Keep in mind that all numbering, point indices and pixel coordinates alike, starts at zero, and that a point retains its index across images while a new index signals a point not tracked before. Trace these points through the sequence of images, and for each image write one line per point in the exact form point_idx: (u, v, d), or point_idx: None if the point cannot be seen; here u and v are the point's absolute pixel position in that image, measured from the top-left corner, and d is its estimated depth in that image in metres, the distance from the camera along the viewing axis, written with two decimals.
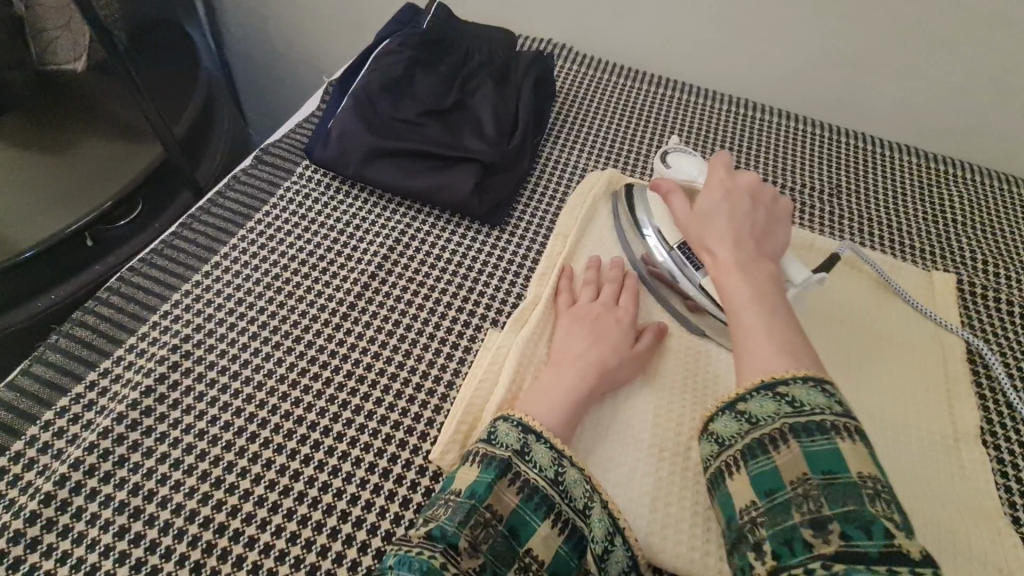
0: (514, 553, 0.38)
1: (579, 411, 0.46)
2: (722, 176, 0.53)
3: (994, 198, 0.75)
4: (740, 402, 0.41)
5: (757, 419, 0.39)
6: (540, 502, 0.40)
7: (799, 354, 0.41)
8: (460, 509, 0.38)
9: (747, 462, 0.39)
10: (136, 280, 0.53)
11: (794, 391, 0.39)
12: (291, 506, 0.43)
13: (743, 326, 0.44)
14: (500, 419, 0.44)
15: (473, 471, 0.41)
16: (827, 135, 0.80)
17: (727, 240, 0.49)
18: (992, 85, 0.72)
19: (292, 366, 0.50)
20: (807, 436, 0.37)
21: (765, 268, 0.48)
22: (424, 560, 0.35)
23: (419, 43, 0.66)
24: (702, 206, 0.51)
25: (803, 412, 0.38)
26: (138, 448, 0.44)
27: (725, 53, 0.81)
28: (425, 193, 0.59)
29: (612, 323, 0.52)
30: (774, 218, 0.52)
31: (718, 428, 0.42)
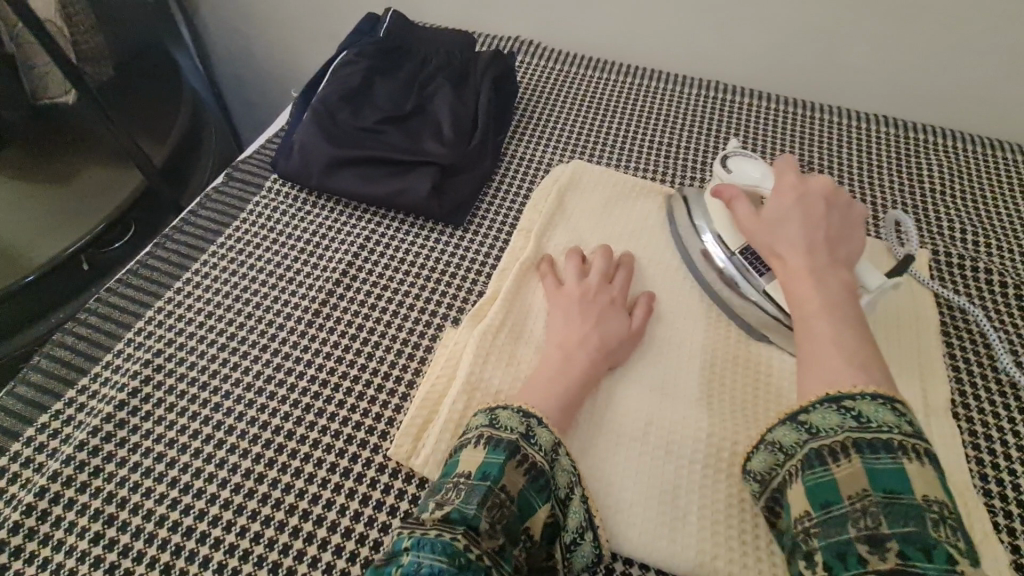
0: (519, 534, 0.39)
1: (583, 392, 0.48)
2: (793, 179, 0.51)
3: (976, 163, 0.73)
4: (802, 413, 0.40)
5: (820, 431, 0.38)
6: (544, 485, 0.41)
7: (870, 366, 0.40)
8: (475, 491, 0.39)
9: (803, 474, 0.38)
10: (112, 300, 0.56)
11: (861, 406, 0.38)
12: (256, 508, 0.44)
13: (809, 334, 0.44)
14: (501, 407, 0.44)
15: (480, 452, 0.42)
16: (798, 111, 0.78)
17: (798, 246, 0.48)
18: (965, 48, 0.70)
19: (258, 374, 0.51)
20: (871, 452, 0.36)
21: (840, 275, 0.47)
22: (446, 541, 0.36)
23: (376, 52, 0.67)
24: (772, 209, 0.51)
25: (869, 429, 0.37)
26: (112, 458, 0.46)
27: (690, 37, 0.80)
28: (387, 199, 0.60)
29: (608, 301, 0.53)
30: (850, 222, 0.50)
31: (776, 436, 0.41)
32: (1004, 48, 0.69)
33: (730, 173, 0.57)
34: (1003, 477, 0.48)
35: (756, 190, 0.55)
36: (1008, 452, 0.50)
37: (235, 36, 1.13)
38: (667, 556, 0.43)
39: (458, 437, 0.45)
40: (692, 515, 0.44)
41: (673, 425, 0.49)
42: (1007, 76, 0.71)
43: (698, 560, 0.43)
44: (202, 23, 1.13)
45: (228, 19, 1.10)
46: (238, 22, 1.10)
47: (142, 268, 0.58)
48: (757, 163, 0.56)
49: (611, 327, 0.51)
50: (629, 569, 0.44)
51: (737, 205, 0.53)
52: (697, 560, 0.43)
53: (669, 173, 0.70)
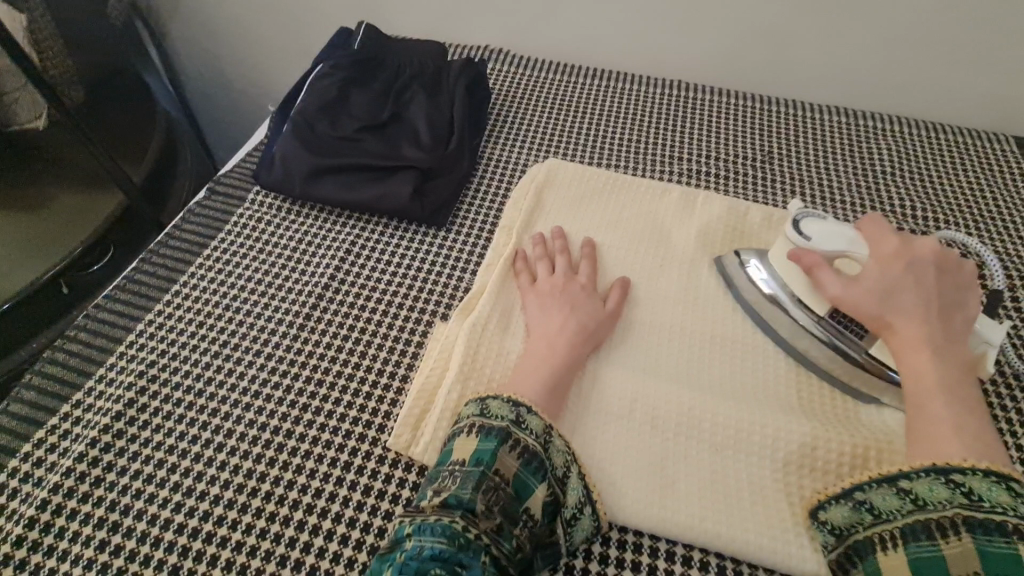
0: (518, 514, 0.41)
1: (566, 373, 0.50)
2: (898, 246, 0.51)
3: (922, 146, 0.78)
4: (903, 478, 0.42)
5: (925, 503, 0.40)
6: (539, 466, 0.43)
7: (987, 443, 0.42)
8: (470, 477, 0.42)
9: (907, 545, 0.39)
10: (103, 316, 0.57)
11: (973, 483, 0.39)
12: (260, 506, 0.45)
13: (931, 408, 0.44)
14: (492, 397, 0.47)
15: (473, 441, 0.44)
16: (756, 105, 0.83)
17: (911, 314, 0.48)
18: (903, 38, 0.76)
19: (255, 379, 0.52)
20: (983, 534, 0.37)
21: (954, 350, 0.47)
22: (446, 524, 0.39)
23: (350, 64, 0.69)
24: (876, 273, 0.50)
25: (983, 508, 0.38)
26: (112, 468, 0.47)
27: (652, 36, 0.84)
28: (371, 204, 0.62)
29: (579, 289, 0.56)
30: (957, 289, 0.51)
31: (872, 498, 0.43)
32: (938, 37, 0.75)
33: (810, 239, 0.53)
34: None
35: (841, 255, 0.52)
36: None
37: (206, 56, 1.14)
38: (661, 523, 0.45)
39: (452, 422, 0.47)
40: (682, 483, 0.47)
41: (658, 401, 0.51)
42: (943, 62, 0.77)
43: (689, 524, 0.45)
44: (171, 45, 1.14)
45: (200, 39, 1.11)
46: (208, 42, 1.11)
47: (130, 283, 0.59)
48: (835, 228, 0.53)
49: (585, 312, 0.54)
50: (627, 538, 0.46)
51: (824, 272, 0.51)
52: (689, 525, 0.45)
53: (640, 168, 0.74)
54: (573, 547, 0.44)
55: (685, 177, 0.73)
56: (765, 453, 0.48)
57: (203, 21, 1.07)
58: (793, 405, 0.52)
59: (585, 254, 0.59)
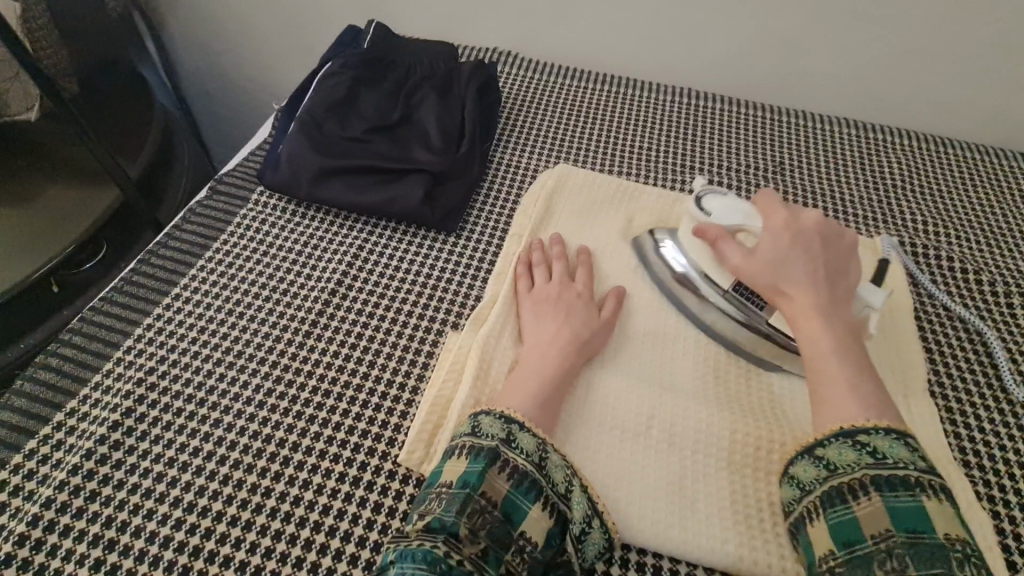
0: (510, 537, 0.40)
1: (563, 387, 0.49)
2: (786, 216, 0.51)
3: (932, 160, 0.78)
4: (818, 447, 0.42)
5: (836, 467, 0.41)
6: (530, 486, 0.41)
7: (883, 403, 0.43)
8: (455, 500, 0.40)
9: (825, 511, 0.40)
10: (99, 319, 0.55)
11: (877, 442, 0.40)
12: (265, 523, 0.43)
13: (824, 375, 0.45)
14: (484, 413, 0.45)
15: (462, 462, 0.42)
16: (766, 115, 0.82)
17: (802, 283, 0.48)
18: (916, 52, 0.76)
19: (259, 387, 0.50)
20: (889, 490, 0.38)
21: (843, 314, 0.48)
22: (427, 550, 0.38)
23: (360, 63, 0.67)
24: (767, 249, 0.50)
25: (888, 466, 0.39)
26: (109, 481, 0.44)
27: (664, 43, 0.83)
28: (379, 207, 0.60)
29: (575, 297, 0.54)
30: (844, 255, 0.51)
31: (799, 471, 0.43)
32: (951, 51, 0.75)
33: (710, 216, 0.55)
34: (979, 449, 0.52)
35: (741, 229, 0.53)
36: (983, 426, 0.54)
37: (205, 51, 1.12)
38: (680, 545, 0.44)
39: (455, 433, 0.46)
40: (700, 503, 0.46)
41: (674, 417, 0.50)
42: (955, 76, 0.77)
43: (709, 547, 0.44)
44: (169, 38, 1.11)
45: (198, 33, 1.08)
46: (208, 36, 1.08)
47: (127, 286, 0.57)
48: (736, 203, 0.55)
49: (581, 319, 0.52)
50: (644, 560, 0.45)
51: (724, 246, 0.52)
52: (709, 547, 0.44)
53: (651, 176, 0.73)
54: (587, 562, 0.42)
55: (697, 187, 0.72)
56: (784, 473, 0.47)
57: (203, 14, 1.04)
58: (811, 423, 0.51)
59: (581, 260, 0.58)
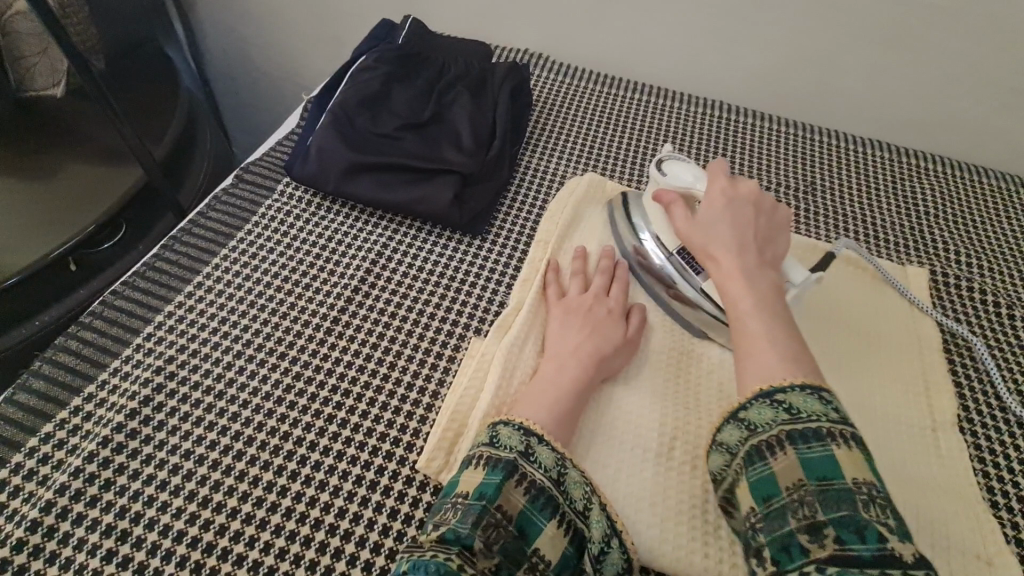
0: (524, 553, 0.39)
1: (581, 401, 0.48)
2: (723, 185, 0.52)
3: (965, 189, 0.76)
4: (740, 410, 0.41)
5: (756, 426, 0.40)
6: (546, 502, 0.41)
7: (799, 359, 0.42)
8: (471, 511, 0.39)
9: (746, 470, 0.39)
10: (120, 304, 0.54)
11: (791, 398, 0.39)
12: (280, 523, 0.43)
13: (748, 334, 0.44)
14: (503, 423, 0.44)
15: (479, 473, 0.42)
16: (799, 133, 0.81)
17: (730, 247, 0.49)
18: (958, 78, 0.74)
19: (278, 383, 0.50)
20: (803, 442, 0.37)
21: (768, 277, 0.48)
22: (441, 561, 0.36)
23: (394, 58, 0.66)
24: (704, 214, 0.51)
25: (799, 419, 0.38)
26: (124, 470, 0.44)
27: (700, 55, 0.82)
28: (406, 206, 0.59)
29: (604, 312, 0.53)
30: (774, 226, 0.51)
31: (723, 437, 0.42)
32: (993, 80, 0.73)
33: (665, 178, 0.56)
34: (1008, 489, 0.51)
35: (690, 193, 0.55)
36: (1012, 466, 0.52)
37: (233, 35, 1.11)
38: (700, 572, 0.43)
39: (474, 441, 0.45)
40: (723, 529, 0.45)
41: (697, 438, 0.49)
42: (996, 105, 0.75)
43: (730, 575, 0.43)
44: (198, 21, 1.11)
45: (227, 18, 1.08)
46: (237, 20, 1.07)
47: (149, 271, 0.56)
48: (690, 167, 0.56)
49: (606, 335, 0.51)
50: None
51: (676, 208, 0.53)
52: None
53: None
54: None
55: None
56: None
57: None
58: None
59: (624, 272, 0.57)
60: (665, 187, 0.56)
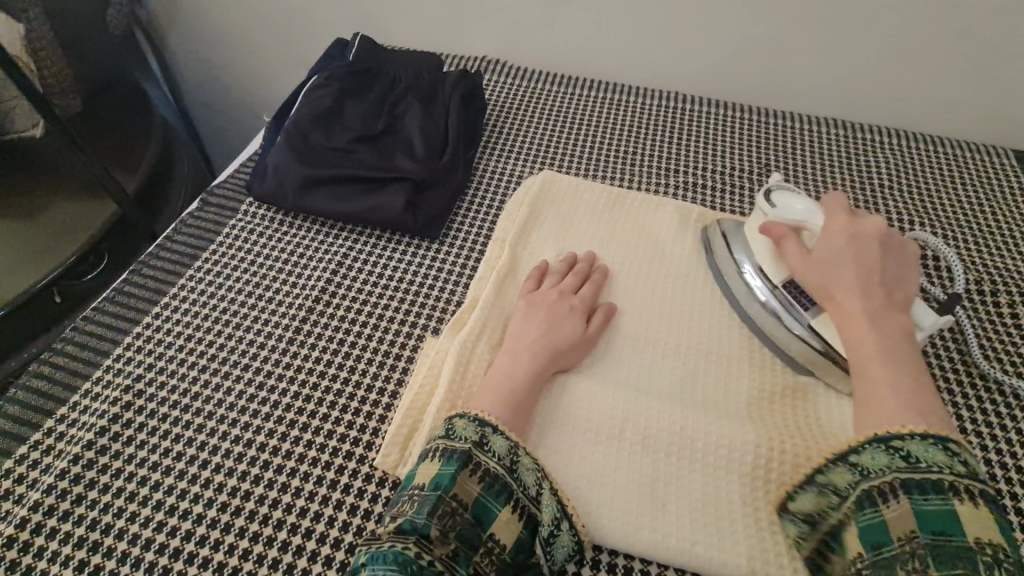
0: (479, 539, 0.41)
1: (533, 393, 0.49)
2: (847, 219, 0.53)
3: (919, 159, 0.78)
4: (851, 453, 0.43)
5: (868, 471, 0.41)
6: (501, 489, 0.42)
7: (925, 412, 0.43)
8: (427, 501, 0.41)
9: (855, 515, 0.40)
10: (91, 328, 0.56)
11: (909, 446, 0.41)
12: (244, 526, 0.44)
13: (867, 379, 0.46)
14: (458, 416, 0.46)
15: (435, 465, 0.43)
16: (753, 116, 0.82)
17: (854, 288, 0.50)
18: (901, 52, 0.76)
19: (242, 393, 0.51)
20: (920, 493, 0.39)
21: (897, 320, 0.49)
22: (399, 551, 0.38)
23: (346, 75, 0.69)
24: (824, 250, 0.52)
25: (920, 469, 0.40)
26: (94, 485, 0.46)
27: (651, 48, 0.84)
28: (363, 216, 0.61)
29: (566, 310, 0.54)
30: (902, 266, 0.52)
31: (828, 478, 0.43)
32: (936, 50, 0.74)
33: (773, 209, 0.56)
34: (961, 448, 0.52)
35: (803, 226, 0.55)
36: (964, 426, 0.53)
37: (206, 65, 1.14)
38: (649, 545, 0.44)
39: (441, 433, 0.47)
40: (672, 504, 0.46)
41: (649, 420, 0.50)
42: (943, 75, 0.77)
43: (678, 547, 0.44)
44: (171, 54, 1.14)
45: (197, 48, 1.11)
46: (208, 51, 1.11)
47: (119, 295, 0.59)
48: (802, 198, 0.56)
49: (562, 334, 0.53)
50: (615, 559, 0.45)
51: (788, 243, 0.54)
52: (678, 547, 0.44)
53: (636, 181, 0.73)
54: (557, 566, 0.42)
55: (681, 191, 0.72)
56: (754, 475, 0.48)
57: (203, 30, 1.07)
58: (786, 425, 0.51)
59: (600, 279, 0.58)
60: (774, 218, 0.56)
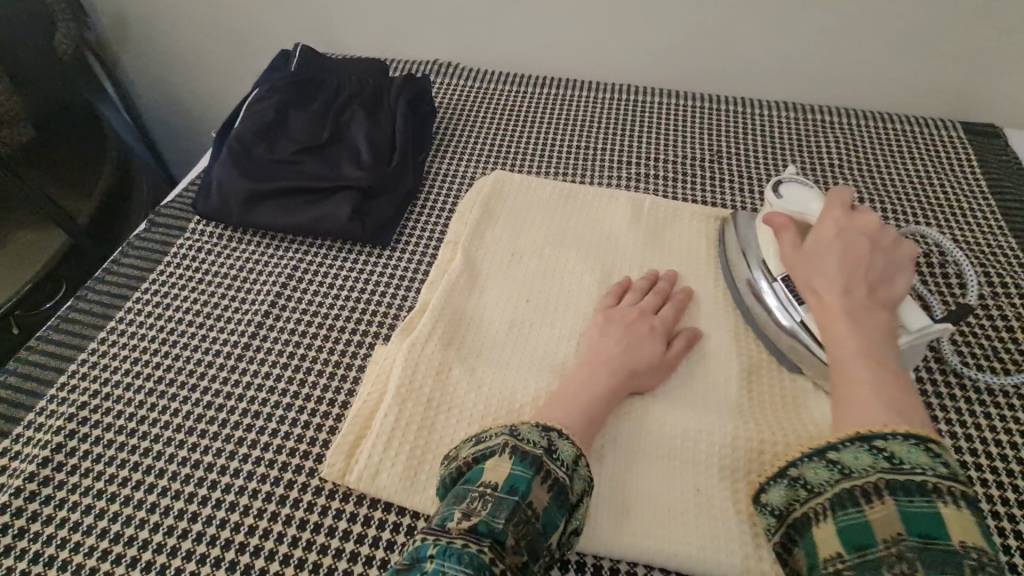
0: (544, 550, 0.38)
1: (609, 409, 0.48)
2: (842, 215, 0.52)
3: (869, 136, 0.78)
4: (830, 450, 0.39)
5: (850, 470, 0.37)
6: (567, 501, 0.40)
7: (906, 411, 0.40)
8: (503, 505, 0.38)
9: (833, 514, 0.36)
10: (34, 357, 0.55)
11: (893, 446, 0.37)
12: (190, 548, 0.44)
13: (846, 376, 0.43)
14: (522, 421, 0.44)
15: (507, 464, 0.41)
16: (704, 104, 0.83)
17: (836, 283, 0.48)
18: (843, 31, 0.76)
19: (189, 414, 0.51)
20: (904, 495, 0.35)
21: (878, 319, 0.46)
22: (474, 553, 0.35)
23: (288, 87, 0.68)
24: (812, 244, 0.51)
25: (904, 470, 0.36)
26: (37, 517, 0.45)
27: (598, 41, 0.84)
28: (309, 227, 0.61)
29: (646, 330, 0.53)
30: (892, 265, 0.50)
31: (802, 472, 0.39)
32: (876, 27, 0.75)
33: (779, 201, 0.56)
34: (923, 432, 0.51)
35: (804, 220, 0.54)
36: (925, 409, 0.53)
37: (160, 84, 1.13)
38: (598, 541, 0.44)
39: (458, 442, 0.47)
40: (626, 497, 0.46)
41: None
42: (886, 52, 0.77)
43: (633, 539, 0.44)
44: (124, 76, 1.13)
45: (149, 66, 1.10)
46: (162, 70, 1.10)
47: (63, 322, 0.58)
48: (809, 198, 0.56)
49: (643, 352, 0.51)
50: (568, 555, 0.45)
51: (785, 235, 0.53)
52: (633, 540, 0.44)
53: (589, 176, 0.73)
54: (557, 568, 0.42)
55: (634, 182, 0.72)
56: (706, 462, 0.48)
57: (153, 49, 1.06)
58: (740, 410, 0.51)
59: (681, 299, 0.57)
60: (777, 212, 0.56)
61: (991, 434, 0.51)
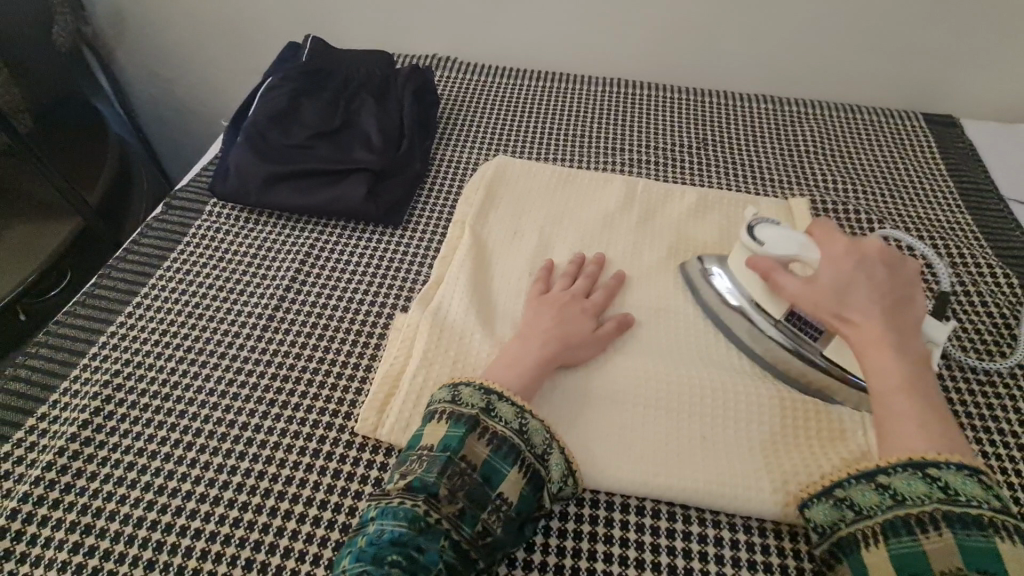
0: (488, 497, 0.43)
1: (542, 376, 0.51)
2: (845, 243, 0.50)
3: (839, 125, 0.85)
4: (881, 475, 0.43)
5: (904, 497, 0.41)
6: (508, 451, 0.44)
7: (954, 444, 0.42)
8: (436, 462, 0.43)
9: (888, 540, 0.40)
10: (63, 331, 0.58)
11: (947, 476, 0.40)
12: (232, 497, 0.47)
13: (893, 416, 0.44)
14: (464, 385, 0.48)
15: (442, 427, 0.45)
16: (689, 95, 0.88)
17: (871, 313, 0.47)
18: (816, 29, 0.83)
19: (220, 380, 0.54)
20: (961, 527, 0.38)
21: (914, 346, 0.46)
22: (408, 508, 0.41)
23: (300, 76, 0.72)
24: (828, 277, 0.49)
25: (958, 500, 0.39)
26: (82, 473, 0.48)
27: (591, 37, 0.89)
28: (326, 207, 0.64)
29: (577, 310, 0.56)
30: (908, 283, 0.49)
31: (855, 497, 0.43)
32: (846, 26, 0.82)
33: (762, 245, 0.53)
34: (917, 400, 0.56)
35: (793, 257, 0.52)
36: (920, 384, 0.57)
37: (157, 79, 1.15)
38: (607, 481, 0.48)
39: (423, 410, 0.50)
40: (634, 443, 0.50)
41: (609, 373, 0.54)
42: (855, 49, 0.84)
43: (643, 479, 0.48)
44: (121, 71, 1.14)
45: (146, 62, 1.11)
46: (160, 65, 1.11)
47: (90, 298, 0.60)
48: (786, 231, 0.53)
49: (573, 329, 0.54)
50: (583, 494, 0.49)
51: (778, 275, 0.51)
52: (643, 479, 0.48)
53: (586, 161, 0.78)
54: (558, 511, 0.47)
55: (628, 167, 0.78)
56: (706, 412, 0.52)
57: (152, 44, 1.07)
58: (733, 367, 0.56)
59: (613, 285, 0.59)
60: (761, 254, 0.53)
61: (954, 385, 0.57)
